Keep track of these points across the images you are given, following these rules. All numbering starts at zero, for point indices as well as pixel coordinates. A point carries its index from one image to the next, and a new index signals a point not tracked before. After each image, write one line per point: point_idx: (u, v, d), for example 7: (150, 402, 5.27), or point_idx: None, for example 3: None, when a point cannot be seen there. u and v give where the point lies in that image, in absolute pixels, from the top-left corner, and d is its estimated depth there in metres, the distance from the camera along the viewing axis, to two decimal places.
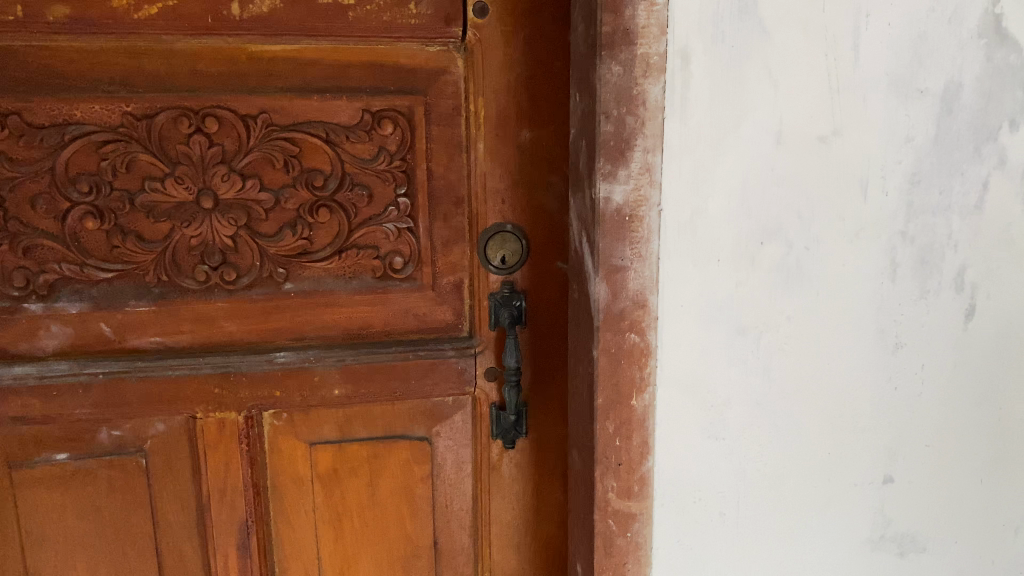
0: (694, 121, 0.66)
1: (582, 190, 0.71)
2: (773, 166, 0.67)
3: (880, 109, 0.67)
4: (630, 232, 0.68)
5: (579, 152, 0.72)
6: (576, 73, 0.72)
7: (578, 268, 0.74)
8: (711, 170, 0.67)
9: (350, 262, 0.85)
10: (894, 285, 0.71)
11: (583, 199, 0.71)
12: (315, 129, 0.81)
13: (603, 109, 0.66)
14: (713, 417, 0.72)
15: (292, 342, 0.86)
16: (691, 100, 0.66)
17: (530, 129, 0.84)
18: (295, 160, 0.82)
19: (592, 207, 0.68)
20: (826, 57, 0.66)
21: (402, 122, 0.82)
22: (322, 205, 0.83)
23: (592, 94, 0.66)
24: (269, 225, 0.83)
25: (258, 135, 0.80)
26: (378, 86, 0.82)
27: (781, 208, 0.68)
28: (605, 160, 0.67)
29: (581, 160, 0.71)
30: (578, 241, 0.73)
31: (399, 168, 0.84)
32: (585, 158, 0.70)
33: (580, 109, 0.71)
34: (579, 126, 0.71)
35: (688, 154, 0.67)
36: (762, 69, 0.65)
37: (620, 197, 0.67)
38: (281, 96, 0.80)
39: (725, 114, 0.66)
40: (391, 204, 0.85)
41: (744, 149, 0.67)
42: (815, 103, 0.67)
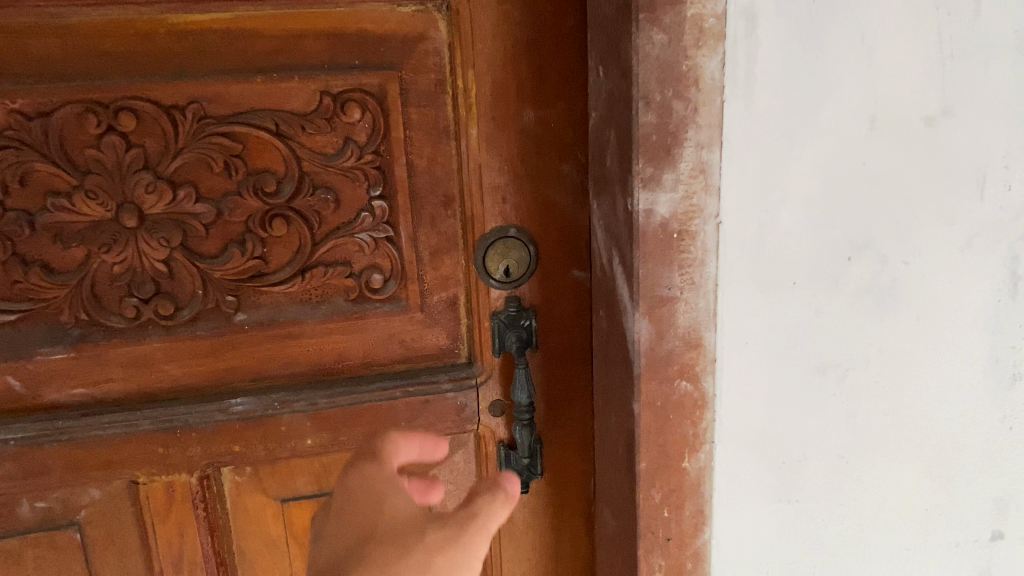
0: (762, 105, 0.50)
1: (612, 197, 0.54)
2: (863, 158, 0.51)
3: (1005, 78, 0.51)
4: (677, 252, 0.51)
5: (608, 145, 0.54)
6: (597, 43, 0.55)
7: (608, 294, 0.57)
8: (785, 168, 0.51)
9: (317, 282, 0.69)
10: (1014, 304, 0.56)
11: (613, 206, 0.54)
12: (262, 120, 0.64)
13: (643, 92, 0.48)
14: (785, 478, 0.57)
15: (251, 383, 0.70)
16: (759, 77, 0.49)
17: (534, 108, 0.67)
18: (238, 160, 0.64)
19: (627, 220, 0.51)
20: (934, 11, 0.49)
21: (372, 105, 0.65)
22: (277, 214, 0.66)
23: (625, 72, 0.49)
24: (210, 244, 0.66)
25: (189, 132, 0.63)
26: (338, 62, 0.64)
27: (872, 215, 0.52)
28: (645, 161, 0.49)
29: (608, 155, 0.54)
30: (608, 262, 0.56)
31: (372, 164, 0.67)
32: (616, 155, 0.53)
33: (609, 90, 0.53)
34: (604, 113, 0.54)
35: (756, 149, 0.50)
36: (851, 32, 0.49)
37: (665, 209, 0.50)
38: (215, 80, 0.62)
39: (804, 94, 0.50)
40: (364, 209, 0.68)
41: (826, 140, 0.51)
42: (923, 75, 0.50)
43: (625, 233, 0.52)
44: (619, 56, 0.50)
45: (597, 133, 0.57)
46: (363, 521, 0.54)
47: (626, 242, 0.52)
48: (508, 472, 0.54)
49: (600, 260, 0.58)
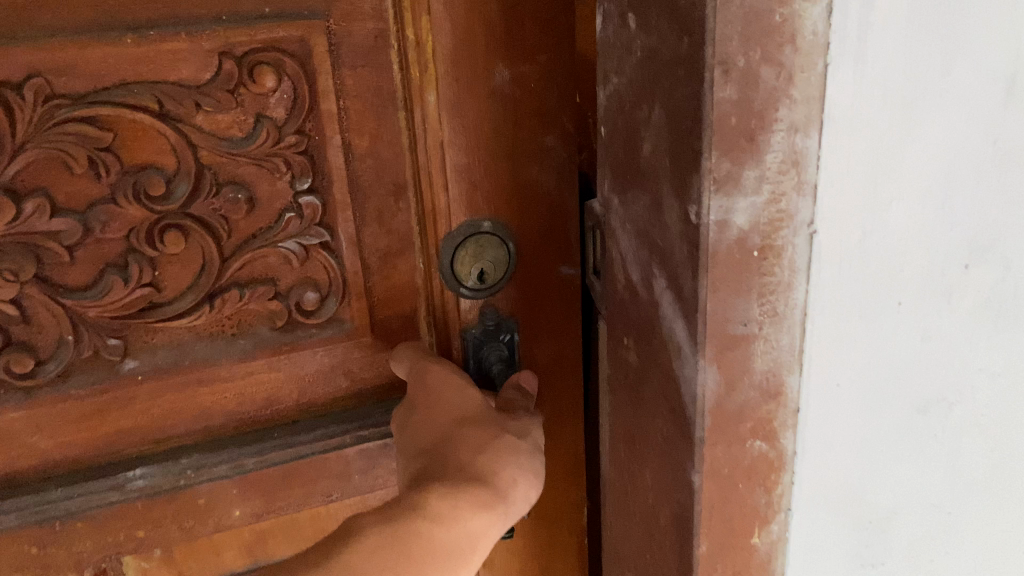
0: (877, 69, 0.36)
1: (651, 200, 0.39)
2: (995, 136, 0.38)
3: None
4: (756, 275, 0.37)
5: (642, 126, 0.39)
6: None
7: (644, 327, 0.42)
8: (899, 156, 0.38)
9: (231, 310, 0.52)
10: None
11: (651, 208, 0.39)
12: (137, 96, 0.46)
13: (721, 55, 0.32)
14: (872, 537, 0.47)
15: (152, 447, 0.53)
16: (876, 29, 0.35)
17: (508, 64, 0.51)
18: (107, 155, 0.46)
19: (688, 237, 0.37)
20: None
21: (290, 67, 0.48)
22: (169, 225, 0.48)
23: (684, 25, 0.34)
24: (77, 272, 0.48)
25: (30, 118, 0.44)
26: (240, 9, 0.46)
27: (1000, 207, 0.40)
28: (718, 155, 0.34)
29: (642, 136, 0.39)
30: (643, 286, 0.42)
31: (297, 149, 0.50)
32: (658, 143, 0.37)
33: (642, 48, 0.37)
34: (634, 82, 0.39)
35: (868, 132, 0.37)
36: None
37: (743, 219, 0.36)
38: (64, 44, 0.44)
39: (933, 54, 0.36)
40: (288, 209, 0.51)
41: (954, 114, 0.38)
42: None
43: (681, 253, 0.37)
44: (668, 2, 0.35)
45: (616, 106, 0.41)
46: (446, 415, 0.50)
47: (684, 265, 0.37)
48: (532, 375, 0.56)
49: (624, 277, 0.44)
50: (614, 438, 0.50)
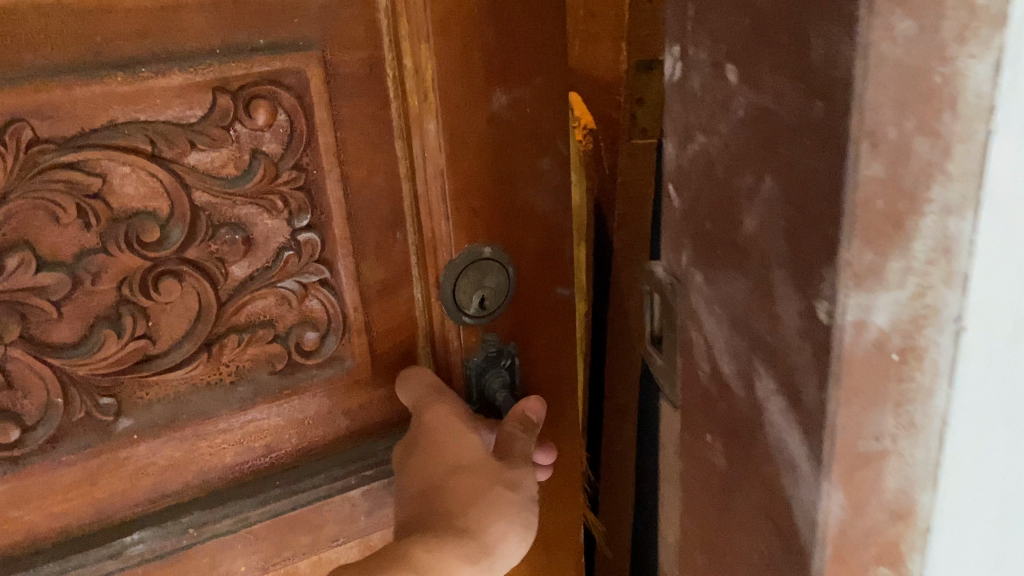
0: None
1: (754, 285, 0.29)
2: None
3: None
4: (897, 389, 0.26)
5: (743, 197, 0.29)
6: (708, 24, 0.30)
7: (696, 407, 0.36)
8: None
9: (229, 357, 0.49)
10: None
11: (756, 302, 0.29)
12: (128, 137, 0.43)
13: (873, 121, 0.22)
14: None
15: (148, 508, 0.49)
16: None
17: (506, 88, 0.50)
18: (96, 201, 0.43)
19: (812, 336, 0.26)
20: None
21: (287, 100, 0.46)
22: (163, 272, 0.46)
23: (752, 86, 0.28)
24: (66, 330, 0.44)
25: (12, 167, 0.40)
26: (236, 42, 0.44)
27: None
28: (863, 244, 0.24)
29: (748, 210, 0.29)
30: (739, 384, 0.31)
31: (295, 185, 0.48)
32: (764, 218, 0.28)
33: (743, 106, 0.28)
34: (743, 142, 0.29)
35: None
36: None
37: (886, 320, 0.25)
38: (49, 85, 0.40)
39: None
40: (287, 247, 0.49)
41: None
42: None
43: (801, 359, 0.27)
44: (765, 44, 0.26)
45: (701, 166, 0.33)
46: (440, 464, 0.48)
47: (790, 350, 0.27)
48: (535, 402, 0.55)
49: (711, 369, 0.34)
50: (686, 560, 0.40)
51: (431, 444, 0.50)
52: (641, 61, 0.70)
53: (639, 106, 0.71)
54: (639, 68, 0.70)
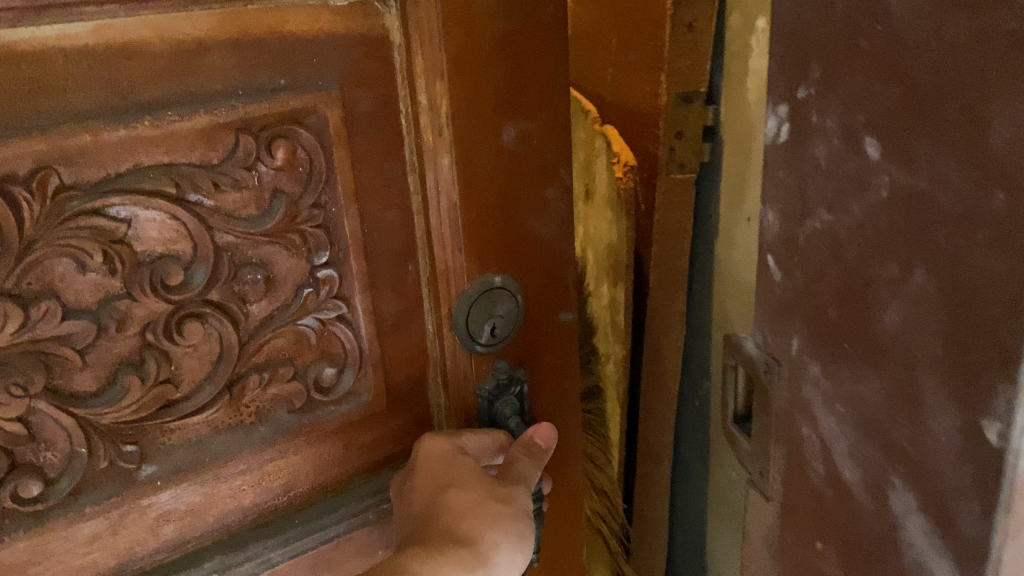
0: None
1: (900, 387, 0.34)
2: None
3: None
4: None
5: (881, 288, 0.34)
6: (840, 91, 0.36)
7: (810, 515, 0.43)
8: None
9: (250, 397, 0.49)
10: None
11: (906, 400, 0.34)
12: (154, 180, 0.42)
13: None
14: None
15: (168, 556, 0.49)
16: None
17: (514, 122, 0.52)
18: (121, 246, 0.42)
19: (976, 458, 0.30)
20: None
21: (309, 139, 0.46)
22: (186, 314, 0.45)
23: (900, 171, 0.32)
24: (92, 378, 0.43)
25: (40, 215, 0.40)
26: (259, 83, 0.44)
27: None
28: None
29: (898, 313, 0.33)
30: (870, 478, 0.37)
31: (314, 223, 0.48)
32: (911, 314, 0.32)
33: (887, 185, 0.33)
34: (878, 234, 0.34)
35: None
36: None
37: None
38: (76, 131, 0.40)
39: None
40: (306, 284, 0.49)
41: None
42: None
43: (959, 477, 0.31)
44: (920, 118, 0.31)
45: (830, 247, 0.38)
46: (436, 482, 0.50)
47: (931, 447, 0.32)
48: (546, 426, 0.56)
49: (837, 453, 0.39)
50: None
51: (426, 466, 0.51)
52: (681, 93, 0.70)
53: (678, 140, 0.72)
54: (679, 101, 0.70)
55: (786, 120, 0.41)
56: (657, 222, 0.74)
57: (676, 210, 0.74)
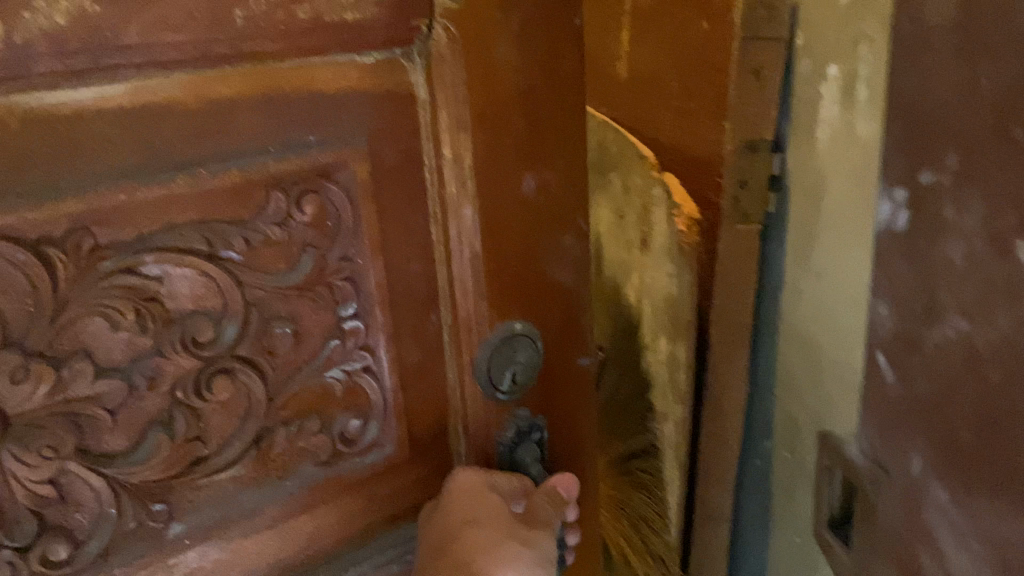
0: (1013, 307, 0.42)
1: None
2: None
3: None
4: None
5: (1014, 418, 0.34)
6: (980, 182, 0.35)
7: None
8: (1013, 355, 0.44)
9: (276, 452, 0.48)
10: None
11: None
12: (185, 238, 0.42)
13: None
14: None
15: None
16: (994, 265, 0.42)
17: (533, 172, 0.52)
18: (154, 304, 0.42)
19: None
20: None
21: (336, 194, 0.46)
22: (216, 370, 0.45)
23: (993, 241, 0.34)
24: (122, 438, 0.43)
25: (73, 276, 0.40)
26: (288, 140, 0.44)
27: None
28: None
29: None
30: None
31: (341, 274, 0.48)
32: None
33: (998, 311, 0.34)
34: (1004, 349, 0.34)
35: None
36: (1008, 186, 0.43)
37: None
38: (111, 192, 0.40)
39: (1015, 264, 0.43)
40: (332, 336, 0.49)
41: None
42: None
43: None
44: None
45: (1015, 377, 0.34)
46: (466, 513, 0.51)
47: None
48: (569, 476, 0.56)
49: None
50: None
51: (459, 495, 0.52)
52: (744, 140, 0.68)
53: (744, 190, 0.70)
54: (744, 149, 0.68)
55: (905, 205, 0.43)
56: (719, 277, 0.72)
57: (740, 261, 0.71)
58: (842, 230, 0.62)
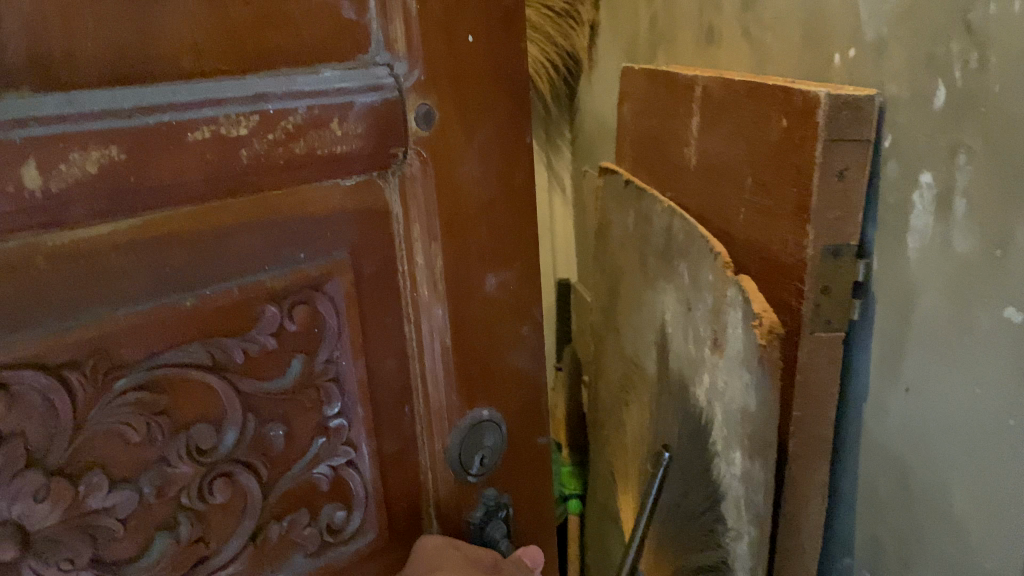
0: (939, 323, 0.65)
1: None
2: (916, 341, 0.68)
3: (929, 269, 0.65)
4: None
5: None
6: None
7: None
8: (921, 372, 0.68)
9: (270, 547, 0.52)
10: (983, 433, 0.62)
11: None
12: (191, 354, 0.46)
13: None
14: None
15: None
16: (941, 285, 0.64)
17: (495, 272, 0.58)
18: (162, 417, 0.45)
19: None
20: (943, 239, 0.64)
21: (322, 304, 0.51)
22: (217, 474, 0.48)
23: None
24: (132, 545, 0.46)
25: (91, 396, 0.42)
26: (281, 258, 0.48)
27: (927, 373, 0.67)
28: None
29: None
30: None
31: (327, 376, 0.52)
32: None
33: None
34: None
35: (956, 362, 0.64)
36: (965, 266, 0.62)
37: None
38: (127, 317, 0.43)
39: (960, 304, 0.62)
40: (320, 434, 0.52)
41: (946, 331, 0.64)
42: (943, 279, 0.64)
43: None
44: None
45: None
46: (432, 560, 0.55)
47: None
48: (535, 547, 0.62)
49: None
50: None
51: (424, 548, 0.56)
52: (829, 245, 0.68)
53: (825, 295, 0.69)
54: (827, 254, 0.68)
55: None
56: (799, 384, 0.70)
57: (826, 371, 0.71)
58: (937, 330, 0.65)
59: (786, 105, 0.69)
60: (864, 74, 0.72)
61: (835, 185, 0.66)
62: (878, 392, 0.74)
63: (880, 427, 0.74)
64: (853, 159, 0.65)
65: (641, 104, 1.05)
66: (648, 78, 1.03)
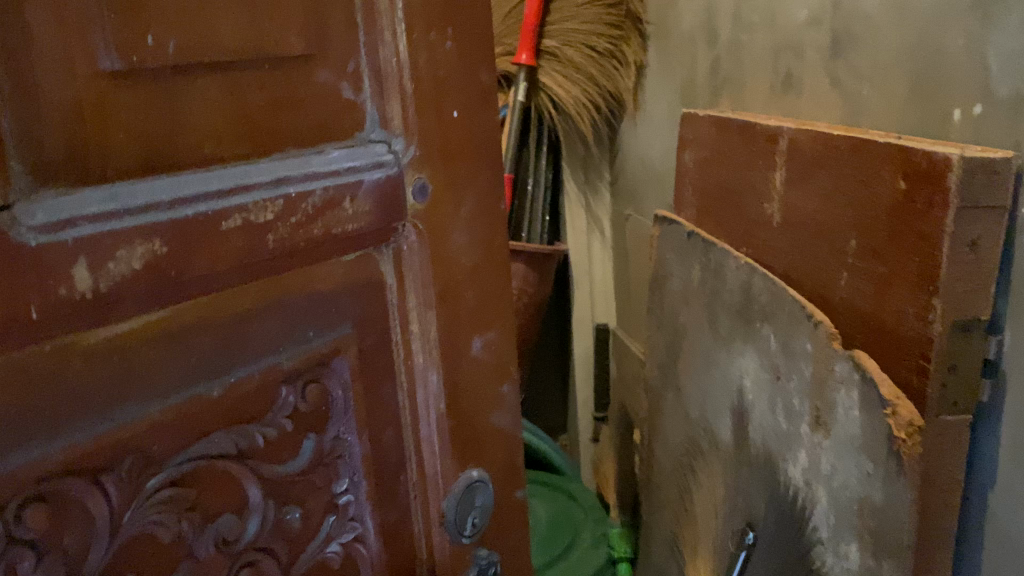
0: None
1: None
2: None
3: None
4: None
5: None
6: None
7: None
8: None
9: None
10: None
11: None
12: (218, 445, 0.45)
13: None
14: None
15: None
16: None
17: (480, 334, 0.59)
18: (193, 512, 0.44)
19: None
20: None
21: (331, 382, 0.51)
22: (242, 563, 0.47)
23: None
24: None
25: (129, 499, 0.41)
26: (297, 338, 0.48)
27: None
28: None
29: None
30: None
31: (336, 453, 0.52)
32: None
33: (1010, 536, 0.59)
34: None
35: None
36: None
37: None
38: (163, 412, 0.42)
39: None
40: (330, 511, 0.52)
41: None
42: None
43: None
44: None
45: None
46: None
47: None
48: None
49: None
50: None
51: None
52: (957, 321, 0.66)
53: (952, 373, 0.67)
54: (957, 328, 0.66)
55: None
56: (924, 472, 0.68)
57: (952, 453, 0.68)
58: None
59: (906, 165, 0.69)
60: (993, 134, 0.67)
61: (966, 257, 0.65)
62: (1007, 477, 0.69)
63: (1009, 515, 0.68)
64: (986, 228, 0.64)
65: (710, 157, 1.09)
66: (717, 127, 1.06)
